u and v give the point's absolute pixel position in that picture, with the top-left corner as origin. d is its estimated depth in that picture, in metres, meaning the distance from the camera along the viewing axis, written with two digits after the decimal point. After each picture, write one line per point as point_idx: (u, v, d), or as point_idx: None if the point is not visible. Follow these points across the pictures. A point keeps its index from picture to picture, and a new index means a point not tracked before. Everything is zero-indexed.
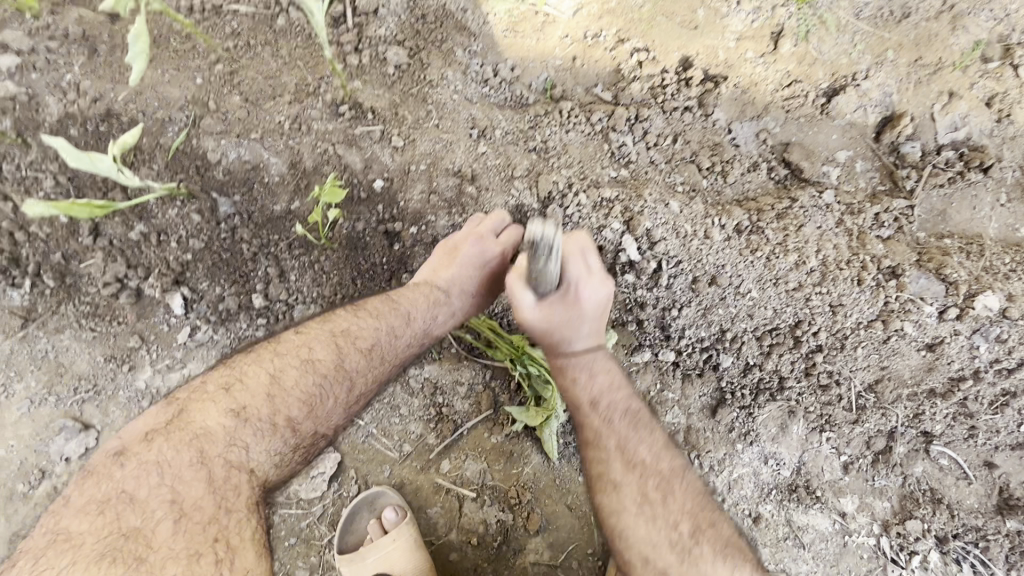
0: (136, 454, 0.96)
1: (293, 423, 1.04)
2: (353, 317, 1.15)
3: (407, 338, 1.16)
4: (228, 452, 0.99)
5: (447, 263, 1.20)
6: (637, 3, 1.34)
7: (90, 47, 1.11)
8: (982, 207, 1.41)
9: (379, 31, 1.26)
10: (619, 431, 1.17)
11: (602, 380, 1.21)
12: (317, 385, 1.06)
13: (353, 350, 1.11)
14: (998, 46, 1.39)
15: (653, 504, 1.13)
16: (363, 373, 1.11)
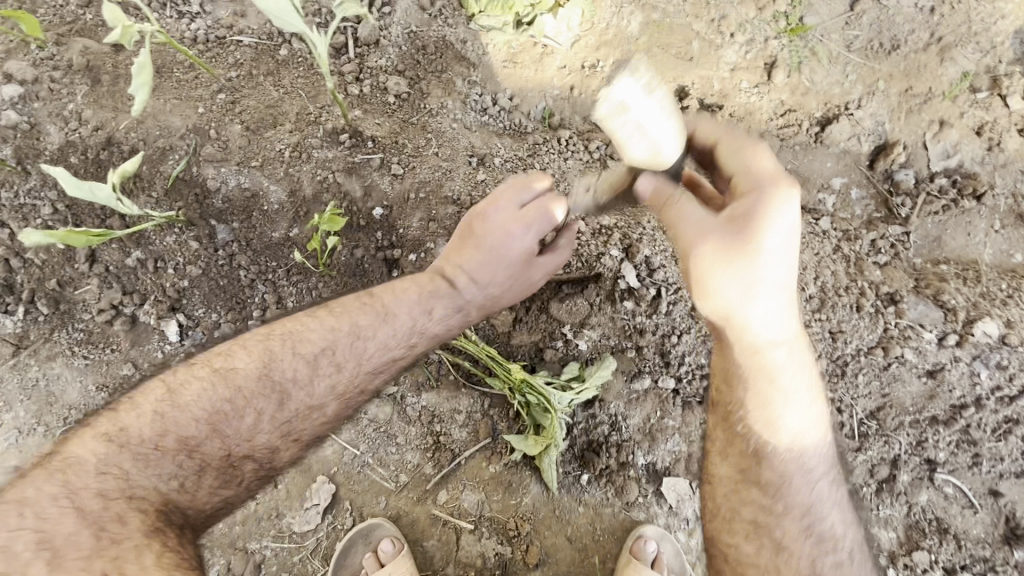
0: (13, 495, 0.88)
1: (199, 445, 0.99)
2: (297, 326, 1.10)
3: (378, 337, 1.10)
4: (102, 480, 0.92)
5: (465, 247, 1.11)
6: (634, 35, 1.37)
7: (94, 77, 1.12)
8: (976, 233, 1.44)
9: (380, 61, 1.28)
10: (761, 446, 1.08)
11: (761, 371, 1.08)
12: (227, 400, 1.02)
13: (288, 357, 1.06)
14: (986, 76, 1.44)
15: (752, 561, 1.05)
16: (314, 378, 1.07)
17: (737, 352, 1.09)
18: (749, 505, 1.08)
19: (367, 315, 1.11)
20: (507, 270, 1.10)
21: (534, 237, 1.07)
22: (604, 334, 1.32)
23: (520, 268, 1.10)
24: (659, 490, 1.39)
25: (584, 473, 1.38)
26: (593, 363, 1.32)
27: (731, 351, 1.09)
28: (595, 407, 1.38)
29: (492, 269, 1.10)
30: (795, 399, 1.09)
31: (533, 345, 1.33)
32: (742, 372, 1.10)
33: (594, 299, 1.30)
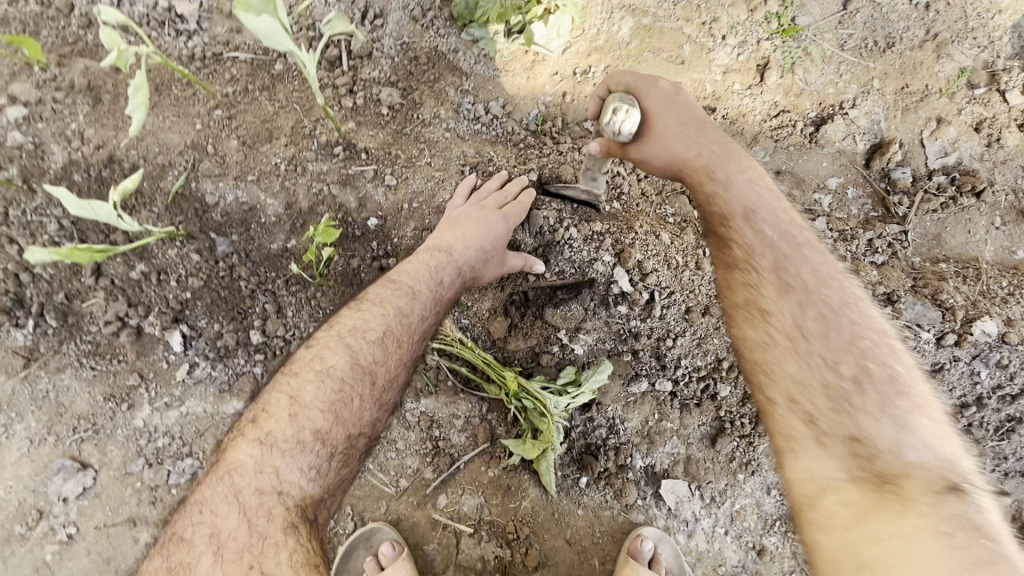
0: (195, 502, 0.96)
1: (321, 430, 1.01)
2: (365, 313, 1.12)
3: (419, 311, 1.14)
4: (260, 479, 0.96)
5: (449, 228, 1.21)
6: (625, 40, 1.38)
7: (95, 97, 1.15)
8: (976, 230, 1.46)
9: (373, 73, 1.30)
10: (797, 329, 1.02)
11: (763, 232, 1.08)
12: (337, 387, 1.05)
13: (361, 342, 1.09)
14: (984, 72, 1.46)
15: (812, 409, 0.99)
16: (387, 352, 1.10)
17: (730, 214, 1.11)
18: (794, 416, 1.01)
19: (400, 296, 1.14)
20: (497, 236, 1.19)
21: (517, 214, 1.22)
22: (600, 338, 1.33)
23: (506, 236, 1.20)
24: (658, 492, 1.42)
25: (583, 476, 1.40)
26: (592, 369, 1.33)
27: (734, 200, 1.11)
28: (594, 410, 1.40)
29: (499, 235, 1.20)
30: (833, 289, 1.04)
31: (529, 350, 1.34)
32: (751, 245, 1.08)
33: (589, 303, 1.29)
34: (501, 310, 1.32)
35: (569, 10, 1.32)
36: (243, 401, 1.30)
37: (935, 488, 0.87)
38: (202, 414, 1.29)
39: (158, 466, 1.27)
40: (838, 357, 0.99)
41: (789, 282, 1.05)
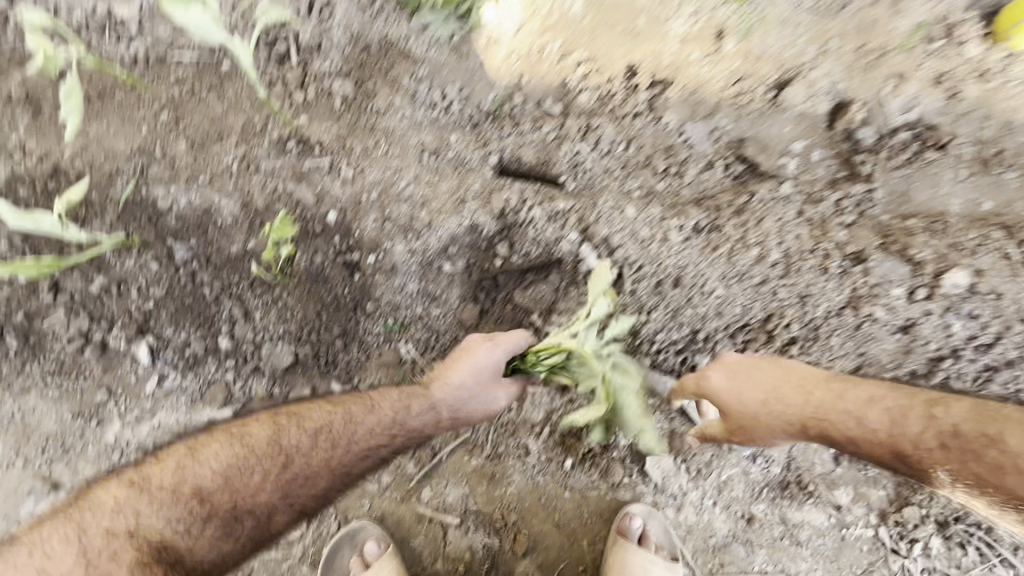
0: (87, 507, 1.03)
1: (217, 514, 1.05)
2: (333, 416, 1.16)
3: (415, 413, 1.18)
4: (112, 519, 1.01)
5: (453, 365, 1.21)
6: (578, 17, 1.36)
7: (35, 108, 1.12)
8: (943, 185, 1.46)
9: (323, 65, 1.27)
10: (890, 440, 1.07)
11: (844, 405, 1.13)
12: (251, 479, 1.08)
13: (305, 436, 1.13)
14: (942, 27, 1.46)
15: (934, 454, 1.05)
16: (354, 445, 1.14)
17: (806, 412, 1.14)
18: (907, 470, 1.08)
19: (367, 411, 1.17)
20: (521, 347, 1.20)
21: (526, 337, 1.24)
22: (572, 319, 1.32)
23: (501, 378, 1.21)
24: (643, 469, 1.41)
25: (567, 459, 1.39)
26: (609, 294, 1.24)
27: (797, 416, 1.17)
28: (574, 391, 1.38)
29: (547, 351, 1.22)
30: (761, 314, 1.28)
31: None
32: (811, 416, 1.14)
33: (558, 283, 1.30)
34: (470, 297, 1.29)
35: None
36: (216, 409, 1.28)
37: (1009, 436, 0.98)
38: (174, 424, 1.27)
39: None
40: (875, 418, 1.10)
41: (902, 444, 1.06)
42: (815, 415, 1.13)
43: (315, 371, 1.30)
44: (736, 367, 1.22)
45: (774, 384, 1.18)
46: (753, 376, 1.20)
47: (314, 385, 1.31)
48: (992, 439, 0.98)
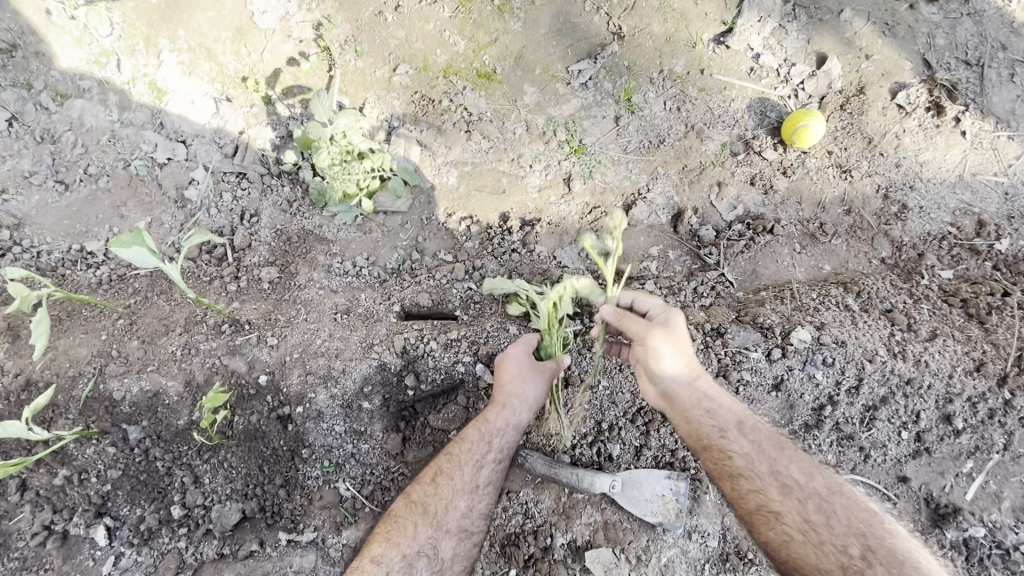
0: None
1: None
2: (389, 525, 1.26)
3: (457, 482, 1.33)
4: None
5: (499, 407, 1.37)
6: (455, 186, 1.74)
7: (14, 335, 1.37)
8: (784, 258, 1.76)
9: (254, 259, 1.59)
10: (771, 472, 1.22)
11: (752, 435, 1.28)
12: (427, 554, 1.25)
13: (393, 552, 1.21)
14: (739, 143, 1.87)
15: (820, 529, 1.14)
16: (439, 521, 1.29)
17: (720, 425, 1.28)
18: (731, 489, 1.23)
19: (416, 508, 1.28)
20: (538, 385, 1.41)
21: (505, 370, 1.39)
22: None
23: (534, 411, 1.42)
24: (586, 566, 1.46)
25: (512, 568, 1.48)
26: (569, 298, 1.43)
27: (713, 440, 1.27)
28: (507, 498, 1.53)
29: (533, 378, 1.40)
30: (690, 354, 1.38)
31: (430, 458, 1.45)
32: (720, 427, 1.28)
33: (465, 401, 1.46)
34: (392, 427, 1.47)
35: (400, 176, 1.69)
36: None
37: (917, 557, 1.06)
38: None
39: None
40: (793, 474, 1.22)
41: (787, 482, 1.21)
42: (726, 432, 1.27)
43: (262, 523, 1.44)
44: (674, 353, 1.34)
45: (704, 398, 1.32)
46: (680, 378, 1.35)
47: (261, 538, 1.42)
48: (852, 532, 1.11)
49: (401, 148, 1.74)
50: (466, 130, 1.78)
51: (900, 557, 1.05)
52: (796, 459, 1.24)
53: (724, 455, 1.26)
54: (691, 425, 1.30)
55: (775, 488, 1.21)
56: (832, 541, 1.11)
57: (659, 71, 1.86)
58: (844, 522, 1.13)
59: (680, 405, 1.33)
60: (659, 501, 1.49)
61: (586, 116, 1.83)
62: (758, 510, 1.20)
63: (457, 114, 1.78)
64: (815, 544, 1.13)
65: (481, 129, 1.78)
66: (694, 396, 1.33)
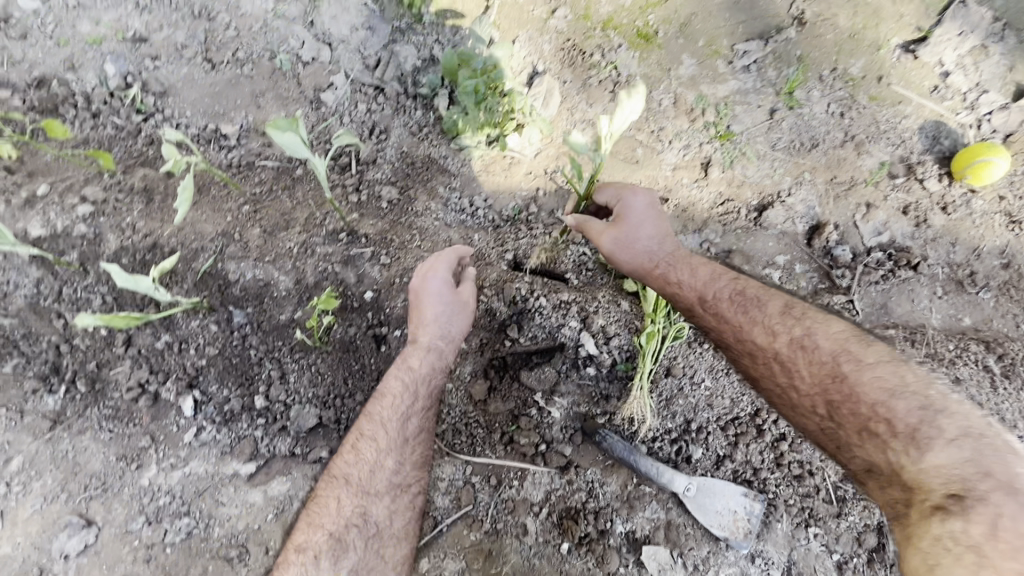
0: None
1: (362, 566, 1.20)
2: (315, 505, 1.23)
3: (379, 442, 1.27)
4: None
5: (408, 354, 1.33)
6: (587, 145, 1.64)
7: (147, 197, 1.41)
8: (920, 299, 1.61)
9: (376, 175, 1.56)
10: (879, 419, 1.06)
11: (835, 342, 1.17)
12: (356, 522, 1.22)
13: (319, 534, 1.19)
14: (901, 165, 1.69)
15: (926, 449, 0.99)
16: (365, 486, 1.24)
17: (778, 334, 1.24)
18: (818, 423, 1.18)
19: (339, 481, 1.24)
20: (452, 319, 1.33)
21: (420, 314, 1.32)
22: (575, 402, 1.47)
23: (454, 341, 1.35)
24: (640, 559, 1.43)
25: (564, 542, 1.43)
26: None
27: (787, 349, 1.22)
28: (573, 473, 1.46)
29: (448, 317, 1.32)
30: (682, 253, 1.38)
31: (509, 413, 1.47)
32: (774, 351, 1.23)
33: (560, 366, 1.45)
34: (481, 373, 1.46)
35: (537, 124, 1.62)
36: (242, 462, 1.40)
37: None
38: (203, 474, 1.38)
39: (156, 523, 1.32)
40: (908, 384, 1.07)
41: (891, 390, 1.07)
42: (802, 340, 1.20)
43: (335, 434, 1.44)
44: (652, 226, 1.38)
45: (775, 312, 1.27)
46: (665, 247, 1.37)
47: (332, 447, 1.43)
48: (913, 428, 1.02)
49: (541, 94, 1.66)
50: (610, 90, 1.68)
51: (928, 433, 1.00)
52: (857, 395, 1.10)
53: (783, 370, 1.22)
54: (729, 334, 1.31)
55: (910, 383, 1.07)
56: (953, 494, 0.93)
57: (831, 69, 1.70)
58: (978, 460, 0.94)
59: (679, 273, 1.35)
60: (731, 517, 1.41)
61: (740, 101, 1.69)
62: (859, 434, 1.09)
63: (605, 72, 1.69)
64: (909, 477, 1.00)
65: (626, 92, 1.68)
66: (725, 302, 1.31)
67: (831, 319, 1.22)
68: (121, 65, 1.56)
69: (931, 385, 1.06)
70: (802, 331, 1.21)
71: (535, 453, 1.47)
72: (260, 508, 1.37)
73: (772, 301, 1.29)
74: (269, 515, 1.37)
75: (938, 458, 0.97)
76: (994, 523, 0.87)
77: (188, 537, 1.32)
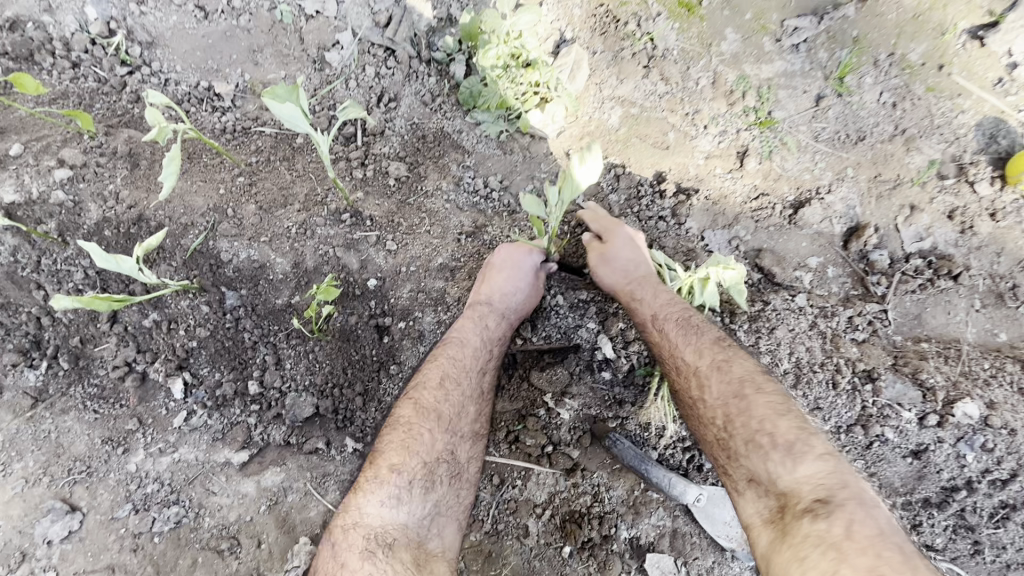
0: (343, 540, 1.05)
1: (446, 503, 1.18)
2: (404, 431, 1.18)
3: (463, 388, 1.26)
4: (363, 541, 1.05)
5: (474, 308, 1.32)
6: (614, 127, 1.53)
7: (133, 163, 1.28)
8: (957, 312, 1.47)
9: (383, 148, 1.43)
10: (765, 433, 1.05)
11: (741, 371, 1.15)
12: (444, 459, 1.20)
13: (411, 462, 1.15)
14: (952, 165, 1.54)
15: (806, 463, 1.00)
16: (453, 427, 1.22)
17: (700, 352, 1.20)
18: (715, 433, 1.13)
19: (428, 415, 1.20)
20: (528, 272, 1.33)
21: (496, 276, 1.32)
22: (586, 404, 1.39)
23: (535, 278, 1.35)
24: (642, 566, 1.38)
25: (566, 544, 1.38)
26: (712, 286, 1.32)
27: (702, 365, 1.19)
28: (579, 476, 1.40)
29: (522, 283, 1.33)
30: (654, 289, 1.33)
31: (516, 412, 1.41)
32: (695, 368, 1.19)
33: (574, 368, 1.38)
34: None
35: (563, 100, 1.48)
36: (234, 450, 1.33)
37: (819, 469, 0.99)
38: (193, 461, 1.32)
39: (143, 512, 1.25)
40: (792, 416, 1.07)
41: (777, 415, 1.07)
42: (713, 363, 1.17)
43: (331, 425, 1.37)
44: (633, 253, 1.34)
45: (707, 338, 1.23)
46: (631, 270, 1.33)
47: (328, 438, 1.37)
48: (791, 445, 1.02)
49: (569, 66, 1.52)
50: (644, 65, 1.54)
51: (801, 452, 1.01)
52: (752, 411, 1.09)
53: (698, 386, 1.18)
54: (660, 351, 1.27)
55: (790, 413, 1.08)
56: (817, 502, 0.93)
57: (888, 53, 1.54)
58: (836, 474, 0.97)
59: (640, 292, 1.32)
60: (739, 528, 1.35)
61: (784, 86, 1.55)
62: (747, 444, 1.06)
63: (639, 44, 1.54)
64: (779, 487, 1.00)
65: (661, 68, 1.54)
66: (670, 322, 1.26)
67: (749, 356, 1.21)
68: (103, 9, 1.39)
69: (805, 420, 1.07)
70: (725, 358, 1.18)
71: (541, 454, 1.41)
72: (252, 499, 1.31)
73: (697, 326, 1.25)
74: (261, 506, 1.31)
75: (811, 472, 0.98)
76: (851, 525, 0.88)
77: (176, 527, 1.26)
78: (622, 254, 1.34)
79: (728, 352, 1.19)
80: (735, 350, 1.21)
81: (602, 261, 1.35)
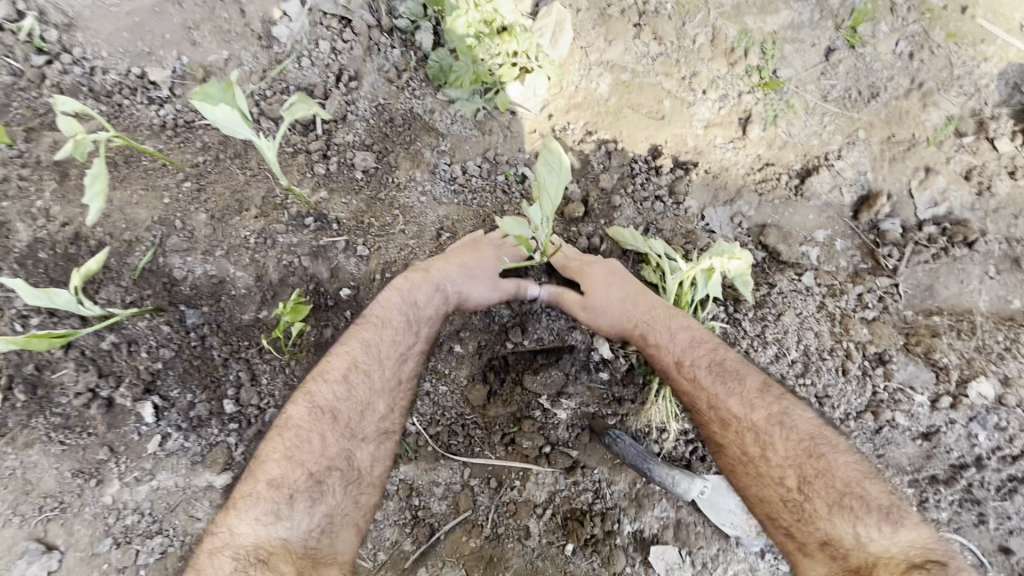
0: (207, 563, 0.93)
1: (338, 513, 1.07)
2: (291, 436, 1.07)
3: (374, 384, 1.16)
4: (234, 556, 0.93)
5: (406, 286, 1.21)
6: (603, 97, 1.39)
7: (62, 172, 1.14)
8: (971, 280, 1.36)
9: (347, 137, 1.29)
10: (853, 494, 0.99)
11: (802, 418, 1.09)
12: (340, 466, 1.10)
13: (299, 471, 1.05)
14: (971, 121, 1.40)
15: (894, 524, 0.94)
16: (352, 429, 1.12)
17: (751, 402, 1.11)
18: (782, 492, 1.05)
19: (324, 417, 1.10)
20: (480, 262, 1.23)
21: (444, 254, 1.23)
22: (583, 402, 1.33)
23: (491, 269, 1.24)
24: (647, 560, 1.34)
25: (569, 543, 1.34)
26: (717, 278, 1.23)
27: (761, 420, 1.09)
28: (579, 473, 1.35)
29: (470, 270, 1.23)
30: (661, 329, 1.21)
31: (510, 415, 1.34)
32: (751, 423, 1.09)
33: (569, 369, 1.30)
34: (479, 377, 1.32)
35: (546, 70, 1.33)
36: (215, 473, 1.25)
37: (919, 529, 0.94)
38: (173, 487, 1.24)
39: (125, 545, 1.20)
40: (865, 472, 1.02)
41: (855, 472, 1.01)
42: (765, 417, 1.09)
43: None
44: (618, 288, 1.23)
45: (753, 384, 1.13)
46: (632, 308, 1.22)
47: None
48: (884, 507, 0.96)
49: (548, 29, 1.34)
50: (634, 23, 1.40)
51: (895, 512, 0.96)
52: (833, 471, 1.02)
53: (755, 443, 1.08)
54: (697, 403, 1.16)
55: (858, 468, 1.02)
56: (924, 563, 0.89)
57: None
58: (937, 539, 0.93)
59: (657, 333, 1.20)
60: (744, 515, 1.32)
61: (791, 39, 1.40)
62: (833, 500, 0.99)
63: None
64: (873, 552, 0.93)
65: (654, 26, 1.39)
66: (702, 371, 1.15)
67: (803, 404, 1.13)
68: None
69: (884, 480, 1.02)
70: (780, 409, 1.09)
71: (539, 454, 1.35)
72: None
73: (744, 370, 1.15)
74: None
75: (912, 535, 0.93)
76: None
77: (162, 557, 1.22)
78: (607, 292, 1.22)
79: (778, 399, 1.11)
80: (785, 393, 1.13)
81: (591, 306, 1.22)
